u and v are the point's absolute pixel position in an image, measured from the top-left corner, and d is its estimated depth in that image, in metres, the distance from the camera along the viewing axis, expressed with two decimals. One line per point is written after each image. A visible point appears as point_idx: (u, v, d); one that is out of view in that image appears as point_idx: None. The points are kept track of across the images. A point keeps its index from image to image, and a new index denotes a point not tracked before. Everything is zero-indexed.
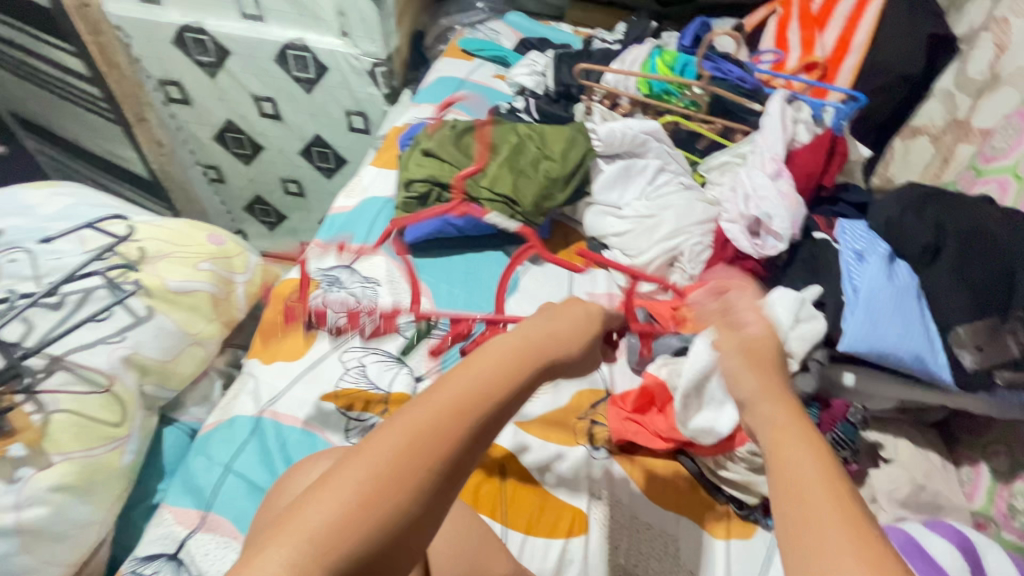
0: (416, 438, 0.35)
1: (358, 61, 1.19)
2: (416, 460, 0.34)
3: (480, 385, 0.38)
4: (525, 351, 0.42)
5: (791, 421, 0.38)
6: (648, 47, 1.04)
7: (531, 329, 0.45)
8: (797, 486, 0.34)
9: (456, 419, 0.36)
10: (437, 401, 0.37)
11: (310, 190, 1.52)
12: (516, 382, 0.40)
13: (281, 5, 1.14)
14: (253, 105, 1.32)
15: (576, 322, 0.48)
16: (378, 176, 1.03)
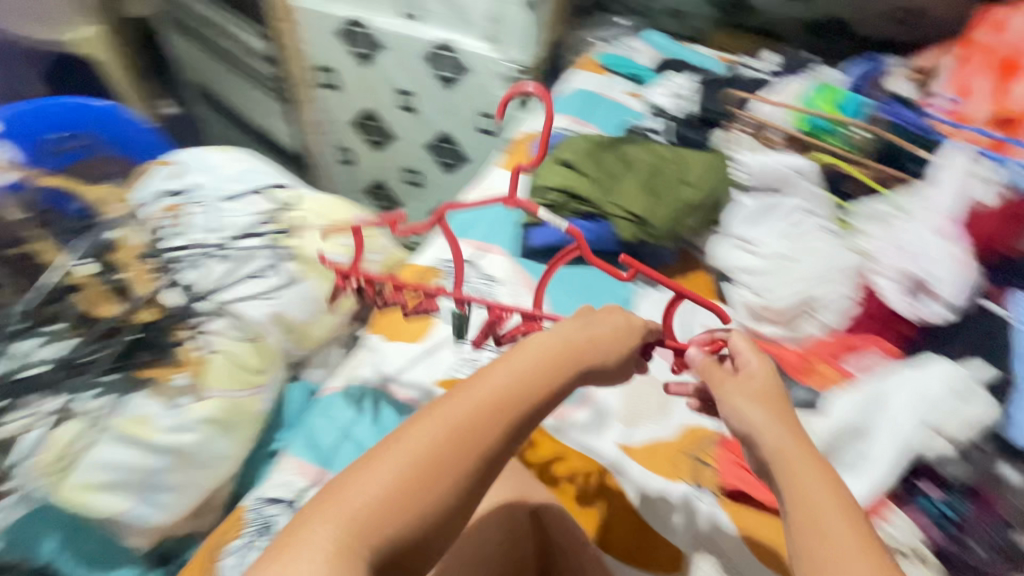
0: (451, 431, 0.43)
1: (500, 66, 1.23)
2: (455, 449, 0.43)
3: (511, 389, 0.46)
4: (555, 360, 0.49)
5: (802, 453, 0.47)
6: (804, 82, 1.01)
7: (564, 336, 0.52)
8: (816, 512, 0.43)
9: (487, 416, 0.44)
10: (472, 400, 0.45)
11: (428, 182, 1.59)
12: (541, 387, 0.48)
13: (439, 8, 1.20)
14: (394, 98, 1.40)
15: (606, 333, 0.54)
16: (507, 179, 1.06)
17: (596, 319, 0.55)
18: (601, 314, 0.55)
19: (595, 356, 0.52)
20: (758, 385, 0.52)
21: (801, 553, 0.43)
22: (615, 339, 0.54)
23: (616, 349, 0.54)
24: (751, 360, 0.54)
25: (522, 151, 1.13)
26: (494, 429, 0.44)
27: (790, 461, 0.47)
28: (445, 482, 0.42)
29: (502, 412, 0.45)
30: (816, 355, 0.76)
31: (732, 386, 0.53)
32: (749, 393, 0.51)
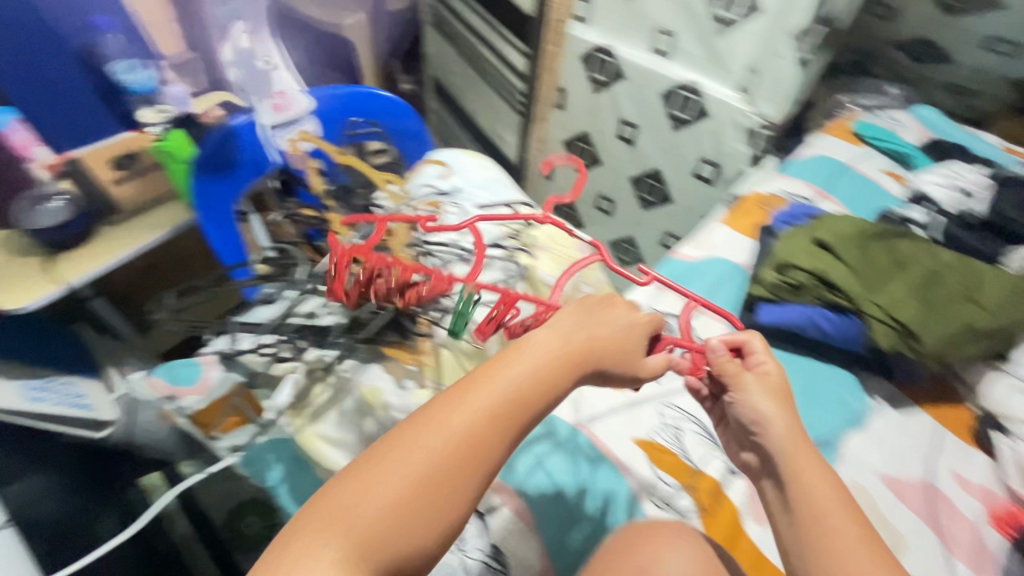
0: (455, 440, 0.39)
1: (744, 117, 1.17)
2: (460, 461, 0.39)
3: (516, 392, 0.43)
4: (564, 357, 0.46)
5: (809, 451, 0.50)
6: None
7: (565, 331, 0.48)
8: (824, 513, 0.47)
9: (493, 423, 0.41)
10: (473, 407, 0.41)
11: (620, 212, 1.56)
12: (548, 388, 0.44)
13: (695, 49, 1.17)
14: (616, 127, 1.40)
15: (605, 329, 0.50)
16: (731, 239, 1.00)
17: (592, 311, 0.51)
18: (599, 302, 0.52)
19: (602, 355, 0.49)
20: (771, 382, 0.55)
21: (809, 549, 0.46)
22: (619, 336, 0.50)
23: (619, 345, 0.50)
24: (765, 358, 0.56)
25: (751, 210, 1.06)
26: (501, 434, 0.41)
27: (796, 454, 0.51)
28: (451, 496, 0.38)
29: (509, 417, 0.42)
30: None
31: (747, 380, 0.55)
32: (763, 390, 0.54)
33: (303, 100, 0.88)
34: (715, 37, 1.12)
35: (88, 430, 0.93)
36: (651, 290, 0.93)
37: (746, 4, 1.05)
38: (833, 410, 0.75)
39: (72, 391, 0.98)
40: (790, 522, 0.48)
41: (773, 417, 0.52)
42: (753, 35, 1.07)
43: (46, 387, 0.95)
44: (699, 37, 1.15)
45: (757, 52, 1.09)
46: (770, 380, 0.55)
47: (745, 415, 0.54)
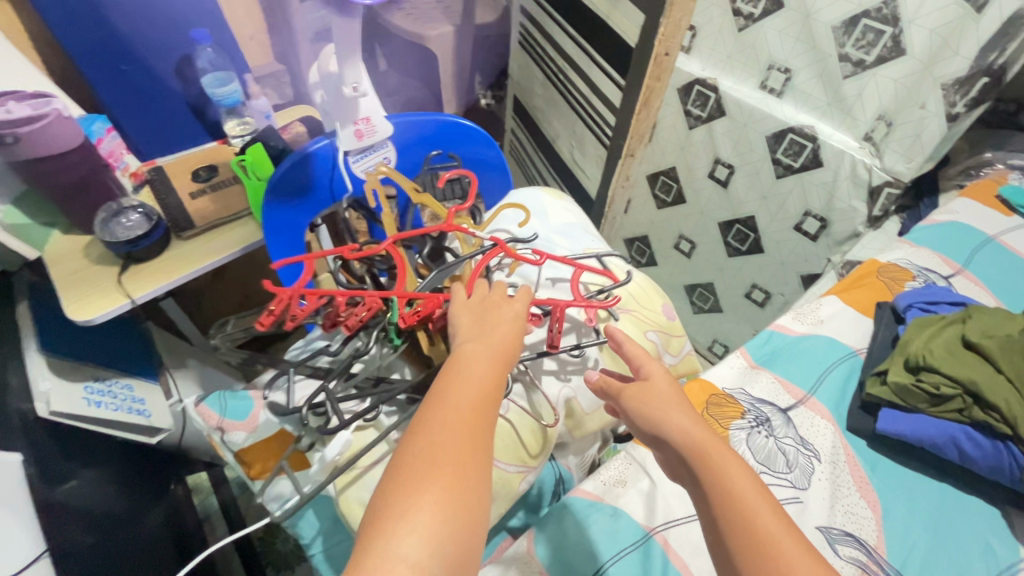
0: (458, 448, 0.40)
1: (867, 171, 1.02)
2: (472, 461, 0.40)
3: (482, 387, 0.45)
4: (499, 353, 0.50)
5: (717, 444, 0.46)
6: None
7: (487, 334, 0.51)
8: (756, 521, 0.41)
9: (481, 419, 0.43)
10: (457, 408, 0.43)
11: (700, 257, 1.44)
12: (503, 381, 0.47)
13: (814, 89, 1.04)
14: (708, 166, 1.28)
15: (513, 325, 0.53)
16: (842, 316, 0.86)
17: (490, 314, 0.55)
18: (489, 306, 0.56)
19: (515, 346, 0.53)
20: (657, 383, 0.53)
21: (754, 572, 0.39)
22: (521, 328, 0.54)
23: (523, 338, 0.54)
24: (648, 361, 0.55)
25: (868, 280, 0.92)
26: (487, 423, 0.43)
27: (703, 451, 0.46)
28: (476, 496, 0.39)
29: (490, 410, 0.44)
30: None
31: (639, 386, 0.53)
32: (656, 398, 0.51)
33: (388, 128, 0.81)
34: (841, 80, 0.99)
35: (145, 437, 0.95)
36: (742, 367, 0.81)
37: (886, 45, 0.91)
38: (974, 553, 0.62)
39: (132, 396, 0.96)
40: (724, 545, 0.41)
41: (676, 421, 0.49)
42: (890, 80, 0.93)
43: (104, 389, 0.91)
44: (821, 78, 1.02)
45: (894, 99, 0.95)
46: (660, 382, 0.52)
47: (644, 423, 0.50)
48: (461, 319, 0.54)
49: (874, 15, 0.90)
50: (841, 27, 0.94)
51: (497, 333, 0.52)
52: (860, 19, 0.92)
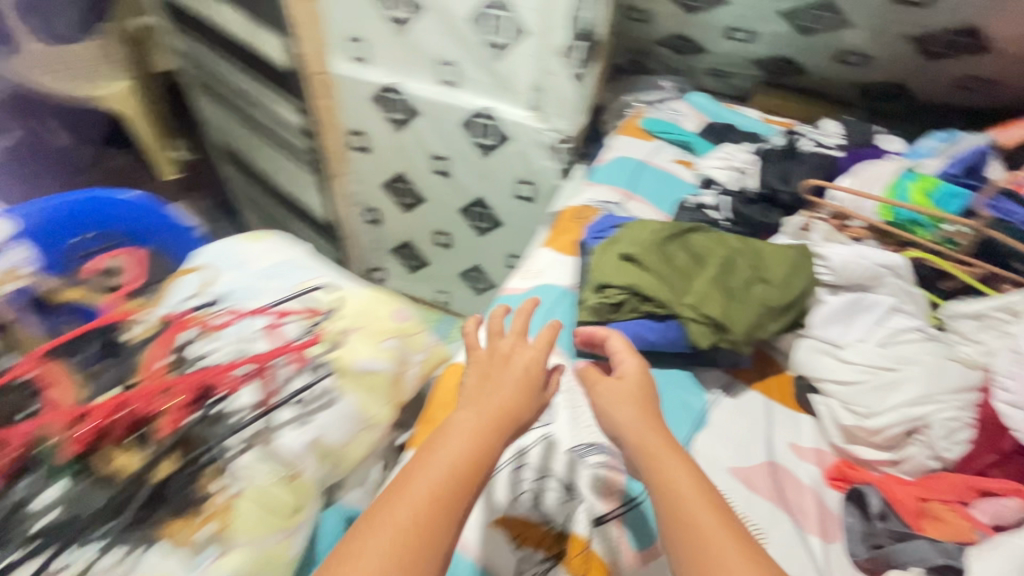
0: (414, 526, 0.47)
1: (542, 134, 1.18)
2: (424, 540, 0.47)
3: (459, 462, 0.52)
4: (485, 427, 0.55)
5: (667, 455, 0.54)
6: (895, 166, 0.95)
7: (484, 399, 0.58)
8: (691, 515, 0.50)
9: (447, 496, 0.49)
10: (415, 494, 0.49)
11: (459, 244, 1.56)
12: (482, 451, 0.53)
13: (479, 75, 1.18)
14: (428, 163, 1.37)
15: (515, 383, 0.60)
16: (554, 262, 1.00)
17: (494, 375, 0.61)
18: (494, 365, 0.62)
19: (513, 415, 0.58)
20: (635, 388, 0.62)
21: (685, 567, 0.48)
22: (529, 383, 0.61)
23: (530, 394, 0.60)
24: (630, 363, 0.64)
25: (568, 227, 1.07)
26: (459, 498, 0.50)
27: (658, 465, 0.54)
28: (421, 569, 0.46)
29: (466, 477, 0.51)
30: (934, 492, 0.67)
31: (613, 386, 0.61)
32: (618, 400, 0.60)
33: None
34: (495, 62, 1.13)
35: None
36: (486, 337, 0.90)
37: (512, 27, 1.06)
38: (676, 418, 0.76)
39: None
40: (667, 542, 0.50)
41: (633, 422, 0.58)
42: (528, 55, 1.09)
43: None
44: (481, 64, 1.15)
45: (536, 69, 1.10)
46: (624, 387, 0.61)
47: (608, 427, 0.60)
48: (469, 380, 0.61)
49: (492, 4, 1.05)
50: (475, 18, 1.08)
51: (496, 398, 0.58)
52: (487, 8, 1.06)
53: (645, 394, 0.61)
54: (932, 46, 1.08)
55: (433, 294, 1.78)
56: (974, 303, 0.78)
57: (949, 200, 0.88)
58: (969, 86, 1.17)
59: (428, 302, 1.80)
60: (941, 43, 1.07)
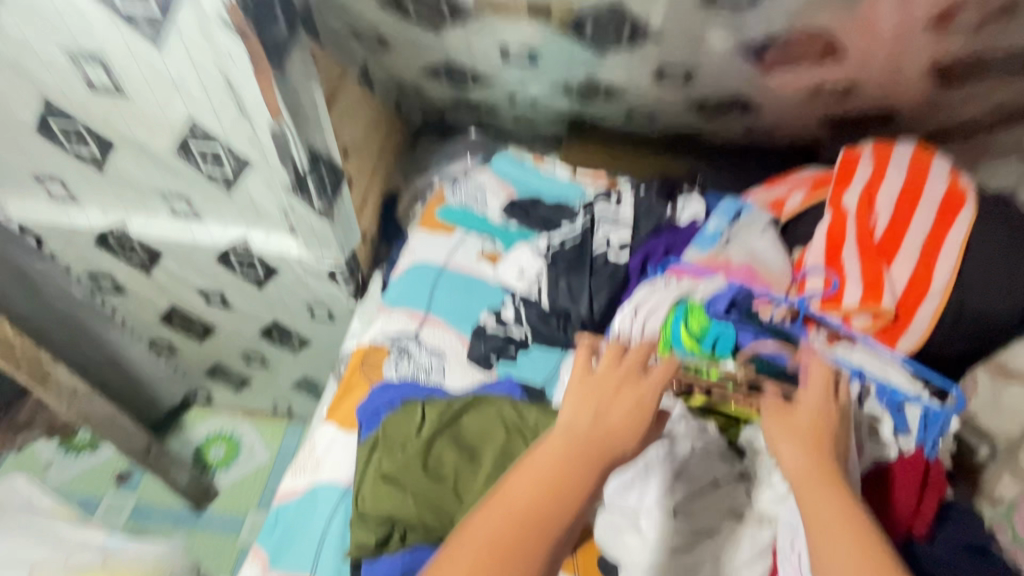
0: (509, 529, 0.49)
1: (311, 263, 0.99)
2: (516, 548, 0.48)
3: (549, 480, 0.52)
4: (587, 450, 0.54)
5: (821, 482, 0.55)
6: (671, 295, 0.82)
7: (603, 421, 0.56)
8: (829, 535, 0.51)
9: (539, 515, 0.50)
10: (511, 503, 0.50)
11: (275, 361, 1.35)
12: (582, 480, 0.52)
13: (219, 207, 0.96)
14: (199, 297, 1.14)
15: (630, 410, 0.57)
16: (335, 444, 0.84)
17: (609, 396, 0.58)
18: (606, 390, 0.59)
19: (620, 443, 0.55)
20: (806, 423, 0.61)
21: None
22: (638, 415, 0.57)
23: (642, 428, 0.57)
24: (811, 397, 0.63)
25: (354, 383, 0.92)
26: (555, 514, 0.50)
27: (806, 489, 0.55)
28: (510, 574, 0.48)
29: (565, 496, 0.51)
30: None
31: (793, 425, 0.60)
32: (791, 432, 0.59)
33: None
34: (228, 193, 0.92)
35: None
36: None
37: (229, 158, 0.86)
38: None
39: None
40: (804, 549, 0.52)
41: (800, 457, 0.57)
42: (263, 185, 0.89)
43: None
44: (212, 195, 0.94)
45: (277, 199, 0.91)
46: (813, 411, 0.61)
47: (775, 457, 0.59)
48: (571, 398, 0.59)
49: (195, 137, 0.83)
50: (179, 152, 0.86)
51: (609, 419, 0.57)
52: (189, 141, 0.84)
53: (828, 429, 0.60)
54: (705, 107, 1.00)
55: (271, 405, 1.56)
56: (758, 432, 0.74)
57: (725, 343, 0.78)
58: (758, 129, 1.09)
59: (268, 413, 1.59)
60: (713, 106, 0.99)
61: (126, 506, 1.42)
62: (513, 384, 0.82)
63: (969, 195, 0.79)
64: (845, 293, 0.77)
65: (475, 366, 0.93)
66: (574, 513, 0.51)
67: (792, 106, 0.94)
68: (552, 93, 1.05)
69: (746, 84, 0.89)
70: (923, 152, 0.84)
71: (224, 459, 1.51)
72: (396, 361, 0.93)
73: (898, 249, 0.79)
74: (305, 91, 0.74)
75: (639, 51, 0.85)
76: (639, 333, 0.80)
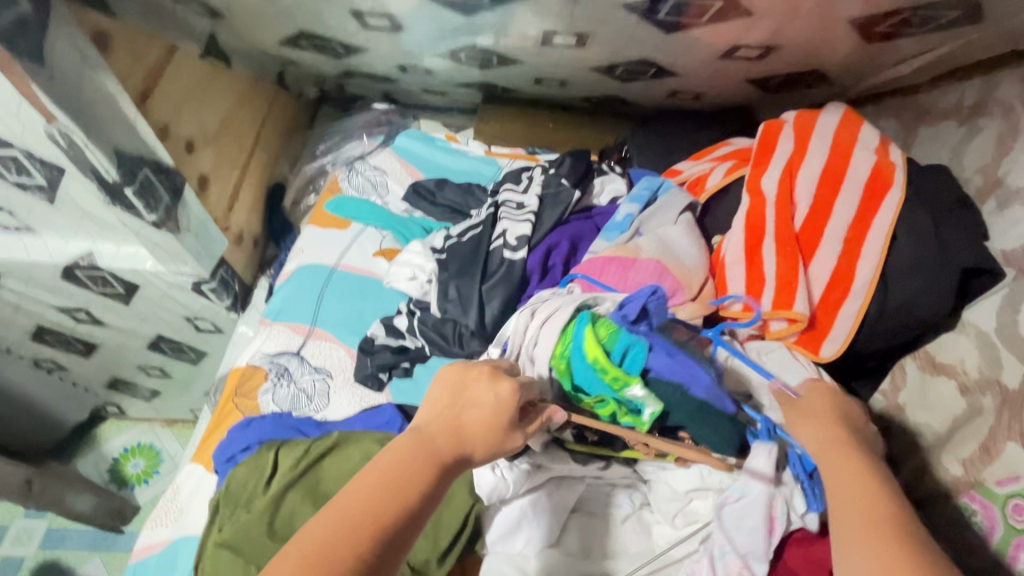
0: (333, 534, 0.39)
1: (170, 279, 0.86)
2: (345, 547, 0.39)
3: (383, 485, 0.43)
4: (427, 452, 0.45)
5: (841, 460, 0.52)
6: (571, 302, 0.63)
7: (453, 418, 0.48)
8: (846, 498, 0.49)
9: (370, 518, 0.41)
10: (343, 505, 0.41)
11: (178, 372, 1.23)
12: (424, 479, 0.44)
13: (49, 220, 0.81)
14: (64, 314, 1.00)
15: (488, 410, 0.48)
16: (199, 489, 0.74)
17: (459, 394, 0.50)
18: (465, 380, 0.50)
19: (467, 443, 0.47)
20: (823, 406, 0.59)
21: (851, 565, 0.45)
22: (497, 414, 0.48)
23: (503, 425, 0.48)
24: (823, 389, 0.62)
25: (226, 414, 0.81)
26: (390, 516, 0.41)
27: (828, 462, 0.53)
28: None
29: (398, 504, 0.42)
30: None
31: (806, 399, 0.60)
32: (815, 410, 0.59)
33: None
34: (51, 205, 0.77)
35: None
36: None
37: (35, 165, 0.71)
38: None
39: None
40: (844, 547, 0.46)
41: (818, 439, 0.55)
42: (86, 194, 0.74)
43: None
44: (35, 207, 0.78)
45: (109, 210, 0.76)
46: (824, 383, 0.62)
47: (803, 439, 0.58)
48: (429, 396, 0.50)
49: None
50: None
51: (464, 413, 0.48)
52: None
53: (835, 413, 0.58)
54: (616, 73, 0.87)
55: (190, 412, 1.45)
56: (674, 475, 0.62)
57: (634, 361, 0.60)
58: (680, 96, 0.97)
59: (189, 420, 1.48)
60: (624, 69, 0.86)
61: (37, 531, 1.32)
62: (393, 412, 0.73)
63: (897, 171, 0.69)
64: (760, 298, 0.68)
65: (364, 387, 0.82)
66: (415, 510, 0.42)
67: (708, 73, 0.82)
68: (442, 63, 0.91)
69: (655, 48, 0.76)
70: (852, 121, 0.74)
71: (144, 472, 1.42)
72: (273, 386, 0.82)
73: (819, 236, 0.69)
74: (89, 83, 0.59)
75: (519, 12, 0.71)
76: (531, 345, 0.64)
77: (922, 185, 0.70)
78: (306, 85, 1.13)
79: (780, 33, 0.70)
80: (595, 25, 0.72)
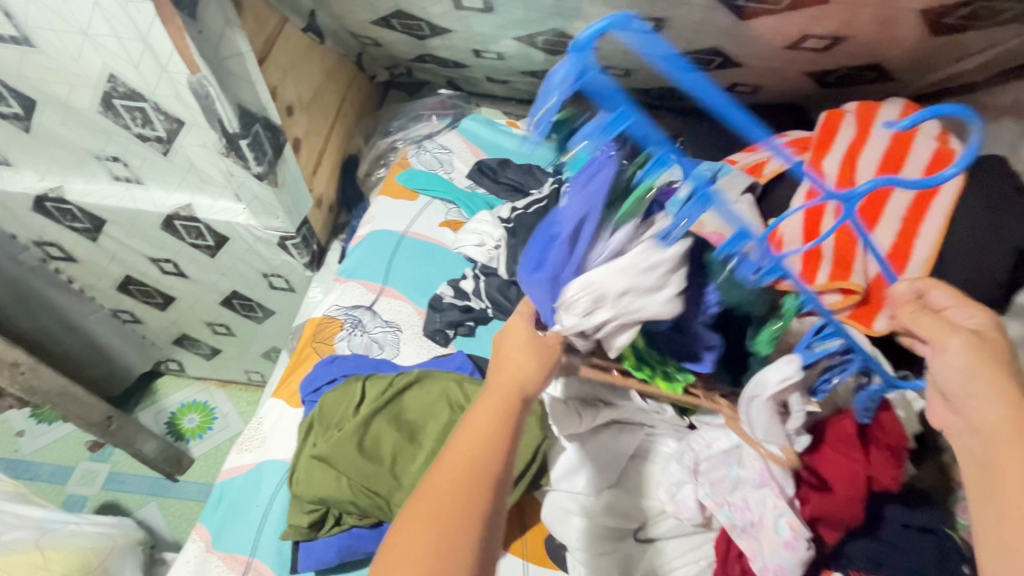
0: (449, 492, 0.42)
1: (257, 233, 0.94)
2: (466, 497, 0.42)
3: (472, 436, 0.45)
4: (502, 399, 0.47)
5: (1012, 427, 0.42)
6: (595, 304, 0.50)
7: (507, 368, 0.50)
8: (1001, 471, 0.41)
9: (472, 466, 0.43)
10: (445, 466, 0.44)
11: (241, 330, 1.31)
12: (506, 419, 0.46)
13: (158, 172, 0.89)
14: (152, 264, 1.09)
15: (531, 341, 0.51)
16: (282, 421, 0.81)
17: (506, 349, 0.52)
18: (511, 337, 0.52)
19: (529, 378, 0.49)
20: (991, 341, 0.47)
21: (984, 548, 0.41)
22: (541, 347, 0.51)
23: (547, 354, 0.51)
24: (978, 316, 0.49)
25: (305, 357, 0.88)
26: (492, 458, 0.44)
27: (985, 430, 0.43)
28: (464, 530, 0.41)
29: (491, 443, 0.45)
30: None
31: (932, 321, 0.49)
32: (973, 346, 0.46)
33: None
34: (164, 157, 0.84)
35: None
36: (198, 548, 0.73)
37: (159, 117, 0.78)
38: None
39: None
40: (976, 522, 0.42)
41: (979, 390, 0.44)
42: (196, 146, 0.81)
43: None
44: (149, 159, 0.86)
45: (217, 163, 0.84)
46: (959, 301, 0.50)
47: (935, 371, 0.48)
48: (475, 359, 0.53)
49: (117, 94, 0.76)
50: (105, 111, 0.78)
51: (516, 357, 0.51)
52: (113, 100, 0.77)
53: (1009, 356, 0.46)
54: None
55: (243, 373, 1.52)
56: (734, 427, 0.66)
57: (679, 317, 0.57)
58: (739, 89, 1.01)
59: (240, 381, 1.55)
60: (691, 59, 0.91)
61: (100, 473, 1.42)
62: (464, 359, 0.78)
63: (957, 157, 0.71)
64: (816, 271, 0.71)
65: (431, 341, 0.89)
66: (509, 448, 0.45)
67: (773, 64, 0.86)
68: (516, 46, 0.97)
69: (726, 35, 0.82)
70: (912, 112, 0.77)
71: (199, 427, 1.50)
72: (348, 335, 0.89)
73: (879, 215, 0.72)
74: (227, 41, 0.68)
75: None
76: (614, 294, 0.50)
77: (981, 172, 0.73)
78: (381, 67, 1.21)
79: (847, 23, 0.75)
80: (674, 10, 0.78)
